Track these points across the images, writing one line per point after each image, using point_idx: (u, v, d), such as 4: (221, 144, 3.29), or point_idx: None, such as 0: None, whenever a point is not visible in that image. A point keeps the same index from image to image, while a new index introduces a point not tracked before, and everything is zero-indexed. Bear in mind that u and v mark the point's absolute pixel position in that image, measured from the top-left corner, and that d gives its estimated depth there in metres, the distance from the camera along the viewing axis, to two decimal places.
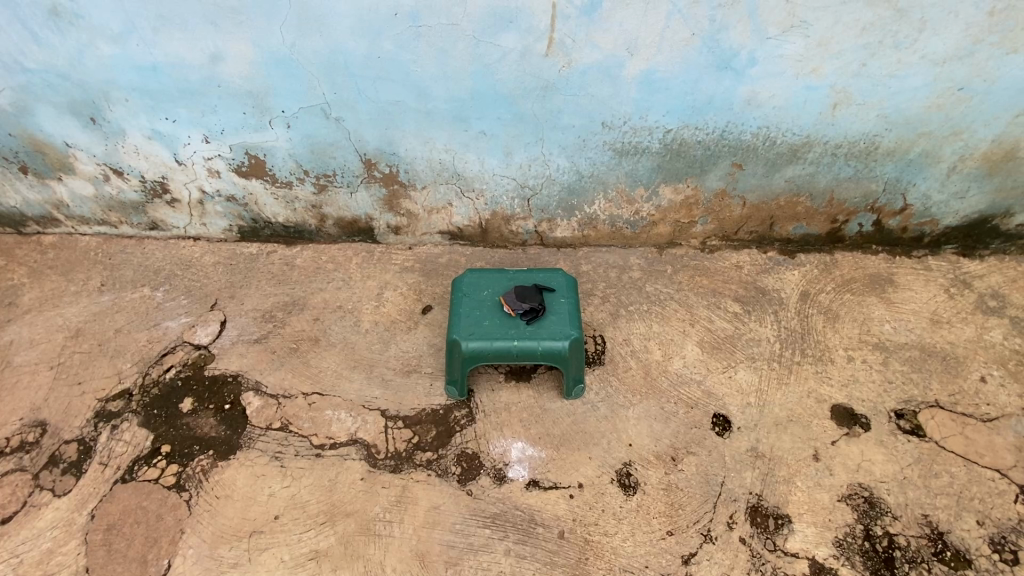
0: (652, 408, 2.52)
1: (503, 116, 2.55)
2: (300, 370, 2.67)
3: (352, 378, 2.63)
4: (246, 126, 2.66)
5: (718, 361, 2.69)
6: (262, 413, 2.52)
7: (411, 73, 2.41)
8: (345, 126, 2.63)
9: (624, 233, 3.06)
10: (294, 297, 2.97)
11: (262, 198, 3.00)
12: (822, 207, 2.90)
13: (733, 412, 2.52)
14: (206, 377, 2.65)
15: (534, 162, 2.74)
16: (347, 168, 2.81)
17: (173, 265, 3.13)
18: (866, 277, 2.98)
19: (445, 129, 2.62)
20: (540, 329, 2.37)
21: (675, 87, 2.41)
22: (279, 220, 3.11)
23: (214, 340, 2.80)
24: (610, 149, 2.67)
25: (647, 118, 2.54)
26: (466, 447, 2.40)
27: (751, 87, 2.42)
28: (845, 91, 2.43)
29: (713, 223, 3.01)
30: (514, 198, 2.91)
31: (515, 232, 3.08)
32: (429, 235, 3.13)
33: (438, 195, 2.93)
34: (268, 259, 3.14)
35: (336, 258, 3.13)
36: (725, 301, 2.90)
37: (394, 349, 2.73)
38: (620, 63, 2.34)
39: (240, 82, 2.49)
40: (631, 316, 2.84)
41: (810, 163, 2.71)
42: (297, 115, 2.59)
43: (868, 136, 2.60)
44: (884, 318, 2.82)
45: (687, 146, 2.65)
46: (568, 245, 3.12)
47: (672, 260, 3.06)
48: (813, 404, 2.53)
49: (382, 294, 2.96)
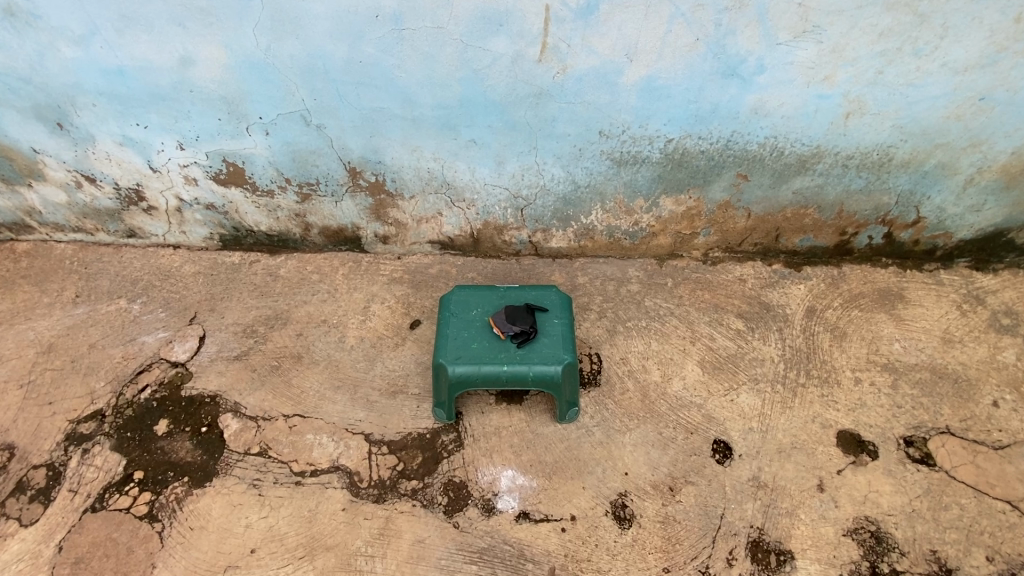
0: (649, 434, 2.41)
1: (494, 123, 2.38)
2: (280, 390, 2.55)
3: (336, 400, 2.51)
4: (221, 133, 2.51)
5: (719, 382, 2.57)
6: (239, 437, 2.40)
7: (394, 78, 2.25)
8: (326, 133, 2.48)
9: (622, 245, 2.93)
10: (277, 311, 2.85)
11: (242, 206, 2.86)
12: (830, 220, 2.75)
13: (735, 439, 2.40)
14: (182, 398, 2.53)
15: (527, 171, 2.58)
16: (330, 176, 2.66)
17: (151, 275, 3.01)
18: (875, 292, 2.86)
19: (433, 137, 2.46)
20: (531, 354, 2.21)
21: (676, 94, 2.23)
22: (261, 228, 2.98)
23: (191, 357, 2.68)
24: (608, 159, 2.50)
25: (646, 127, 2.36)
26: (453, 475, 2.29)
27: (758, 96, 2.22)
28: (860, 100, 2.23)
29: (715, 234, 2.87)
30: (506, 208, 2.77)
31: (508, 242, 2.95)
32: (418, 245, 3.00)
33: (427, 204, 2.78)
34: (251, 269, 3.02)
35: (321, 269, 3.00)
36: (727, 317, 2.79)
37: (379, 368, 2.62)
38: (618, 68, 2.16)
39: (212, 86, 2.33)
40: (628, 332, 2.74)
41: (819, 174, 2.53)
42: (274, 122, 2.44)
43: (882, 147, 2.41)
44: (894, 336, 2.71)
45: (689, 156, 2.47)
46: (564, 256, 2.99)
47: (673, 272, 2.94)
48: (818, 430, 2.42)
49: (369, 308, 2.85)
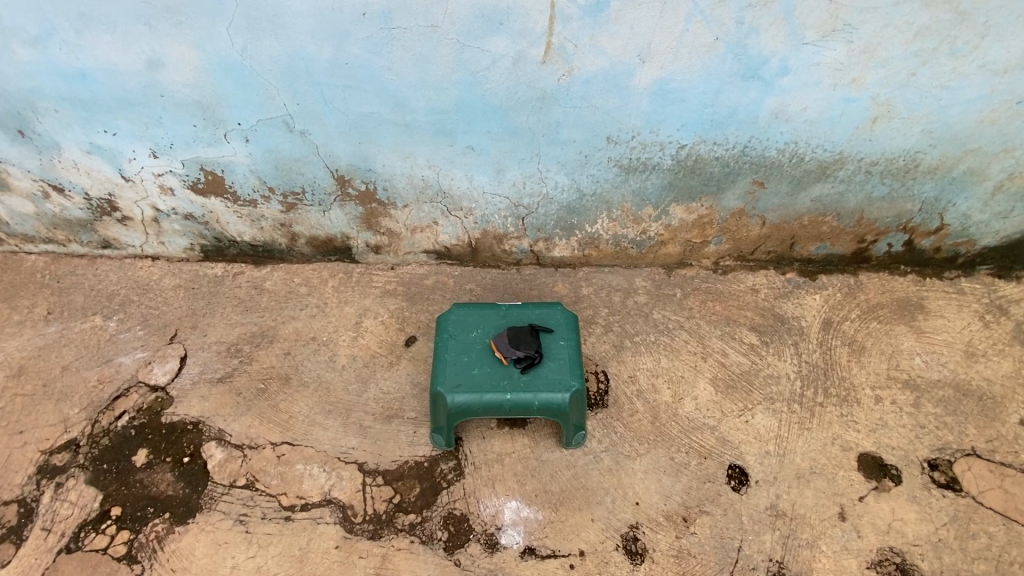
0: (660, 459, 2.28)
1: (493, 129, 2.20)
2: (267, 416, 2.39)
3: (326, 425, 2.36)
4: (197, 140, 2.31)
5: (733, 403, 2.43)
6: (224, 468, 2.25)
7: (384, 81, 2.06)
8: (311, 140, 2.29)
9: (628, 254, 2.77)
10: (263, 328, 2.68)
11: (224, 216, 2.68)
12: (849, 227, 2.60)
13: (751, 464, 2.27)
14: (162, 425, 2.37)
15: (529, 179, 2.40)
16: (317, 185, 2.48)
17: (129, 289, 2.82)
18: (894, 302, 2.73)
19: (427, 144, 2.28)
20: (535, 380, 2.06)
21: (691, 98, 2.05)
22: (245, 239, 2.80)
23: (171, 380, 2.51)
24: (616, 166, 2.33)
25: (657, 133, 2.19)
26: (454, 508, 2.15)
27: (779, 99, 2.06)
28: (889, 103, 2.07)
29: (727, 243, 2.71)
30: (506, 217, 2.60)
31: (508, 252, 2.78)
32: (412, 254, 2.83)
33: (421, 213, 2.60)
34: (234, 282, 2.84)
35: (310, 281, 2.83)
36: (740, 331, 2.65)
37: (373, 390, 2.46)
38: (629, 70, 1.98)
39: (185, 90, 2.14)
40: (636, 348, 2.59)
41: (840, 181, 2.37)
42: (255, 128, 2.25)
43: (909, 153, 2.25)
44: (915, 350, 2.58)
45: (703, 163, 2.31)
46: (567, 266, 2.83)
47: (682, 282, 2.78)
48: (838, 453, 2.30)
49: (361, 324, 2.68)
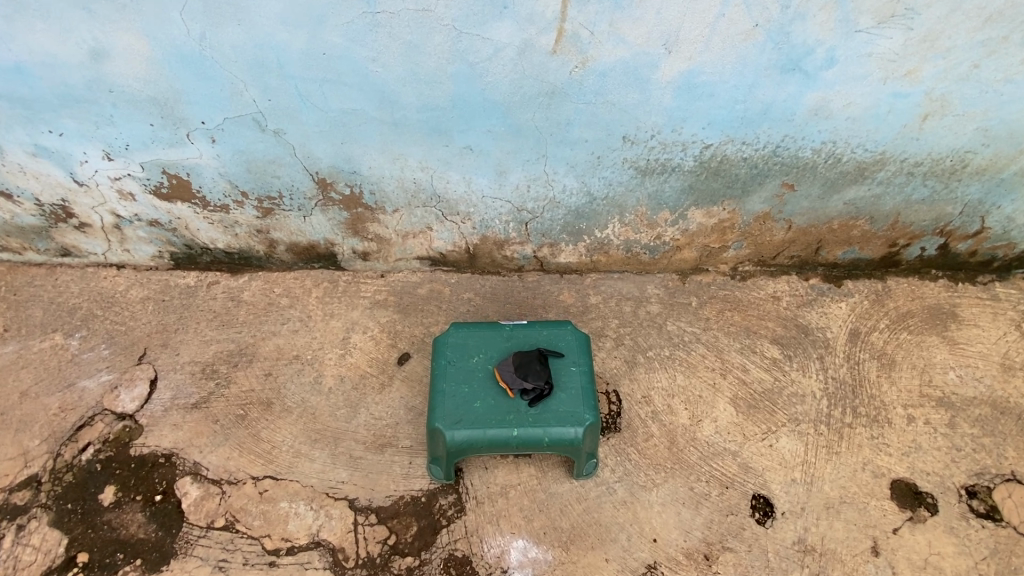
0: (679, 490, 2.10)
1: (494, 128, 1.94)
2: (247, 446, 2.18)
3: (313, 457, 2.15)
4: (156, 140, 2.03)
5: (756, 425, 2.25)
6: (201, 508, 2.04)
7: (369, 74, 1.78)
8: (287, 140, 2.01)
9: (640, 260, 2.54)
10: (241, 345, 2.45)
11: (193, 222, 2.42)
12: (881, 231, 2.40)
13: (776, 493, 2.10)
14: (131, 458, 2.15)
15: (534, 182, 2.15)
16: (295, 188, 2.22)
17: (92, 302, 2.56)
18: (926, 310, 2.53)
19: (419, 144, 2.01)
20: (545, 413, 1.85)
21: (721, 93, 1.81)
22: (218, 246, 2.55)
23: (141, 406, 2.28)
24: (631, 168, 2.09)
25: (680, 131, 1.94)
26: (455, 549, 1.97)
27: (821, 94, 1.83)
28: (943, 99, 1.86)
29: (748, 248, 2.49)
30: (507, 222, 2.35)
31: (509, 258, 2.54)
32: (404, 261, 2.58)
33: (413, 218, 2.35)
34: (209, 293, 2.59)
35: (291, 291, 2.58)
36: (762, 344, 2.44)
37: (363, 416, 2.24)
38: (652, 62, 1.73)
39: (138, 85, 1.85)
40: (650, 364, 2.37)
41: (878, 183, 2.17)
42: (222, 127, 1.97)
43: (958, 153, 2.05)
44: (948, 364, 2.40)
45: (728, 164, 2.07)
46: (573, 272, 2.59)
47: (697, 290, 2.56)
48: (869, 480, 2.13)
49: (349, 339, 2.45)
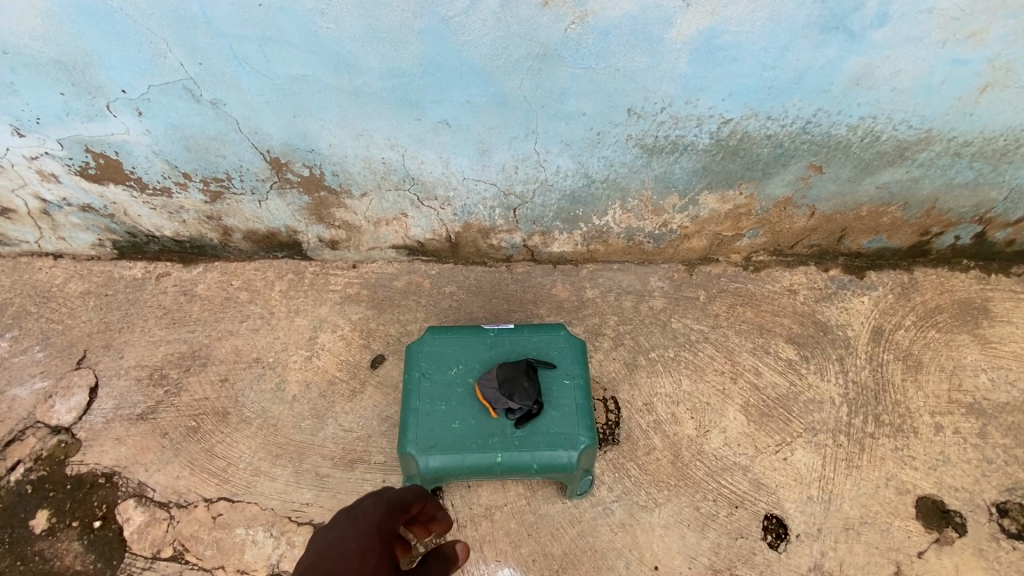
0: (683, 511, 1.88)
1: (474, 98, 1.62)
2: (200, 464, 1.94)
3: (274, 475, 1.91)
4: (72, 113, 1.71)
5: (769, 436, 2.02)
6: (145, 535, 1.82)
7: (318, 32, 1.46)
8: (228, 113, 1.69)
9: (642, 249, 2.26)
10: (194, 346, 2.17)
11: (131, 207, 2.11)
12: (914, 217, 2.14)
13: (790, 513, 1.89)
14: (67, 478, 1.91)
15: (523, 162, 1.84)
16: (245, 169, 1.91)
17: (26, 297, 2.26)
18: (956, 305, 2.28)
19: (385, 118, 1.70)
20: (533, 435, 1.61)
21: (747, 58, 1.51)
22: (165, 233, 2.24)
23: (79, 417, 2.02)
24: (636, 146, 1.79)
25: (696, 103, 1.64)
26: None
27: (866, 59, 1.54)
28: (1008, 66, 1.58)
29: (764, 236, 2.22)
30: (493, 207, 2.05)
31: (496, 247, 2.25)
32: (377, 250, 2.29)
33: (385, 203, 2.04)
34: (158, 287, 2.30)
35: (251, 284, 2.30)
36: (776, 344, 2.20)
37: (330, 428, 2.00)
38: (666, 18, 1.42)
39: (36, 45, 1.52)
40: (653, 367, 2.13)
41: (918, 165, 1.90)
42: (148, 97, 1.65)
43: (1014, 130, 1.79)
44: (979, 366, 2.17)
45: (749, 142, 1.78)
46: (568, 263, 2.32)
47: (706, 283, 2.30)
48: (892, 497, 1.93)
49: (316, 340, 2.18)
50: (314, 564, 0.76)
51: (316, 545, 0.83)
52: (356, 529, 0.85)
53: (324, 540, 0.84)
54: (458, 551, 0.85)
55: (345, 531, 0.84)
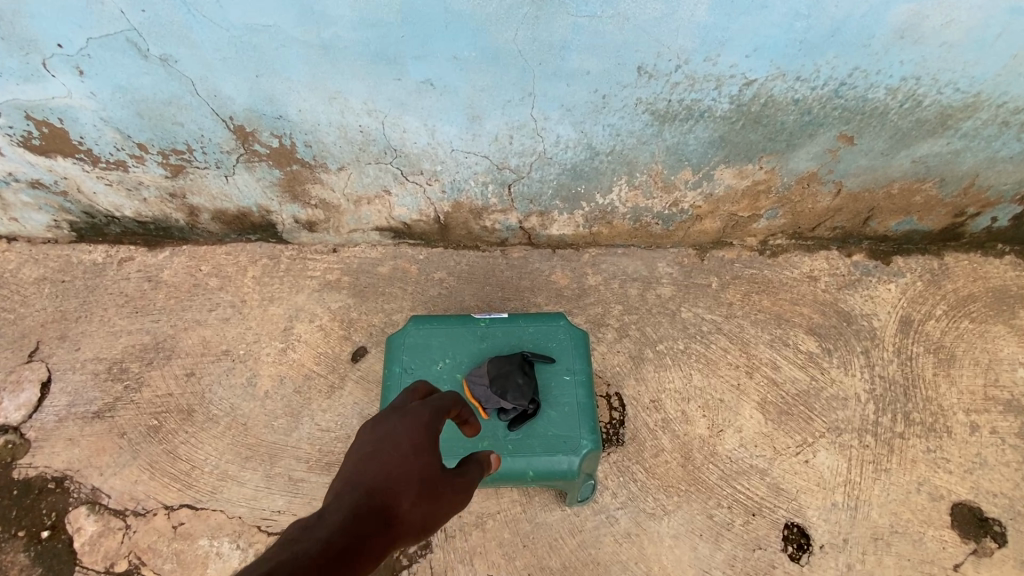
0: (694, 519, 1.71)
1: (462, 53, 1.42)
2: (161, 467, 1.75)
3: (243, 479, 1.73)
4: (5, 72, 1.51)
5: (788, 436, 1.84)
6: (98, 547, 1.64)
7: None
8: (182, 72, 1.49)
9: (650, 231, 2.07)
10: (157, 338, 1.98)
11: (85, 183, 1.90)
12: (949, 196, 1.95)
13: (813, 522, 1.72)
14: (14, 483, 1.72)
15: (518, 131, 1.64)
16: (206, 139, 1.70)
17: None
18: (990, 293, 2.09)
19: (361, 78, 1.49)
20: (529, 438, 1.43)
21: (778, 4, 1.30)
22: (125, 213, 2.04)
23: (29, 416, 1.83)
24: (646, 112, 1.58)
25: (716, 61, 1.44)
26: None
27: (914, 6, 1.33)
28: None
29: (783, 217, 2.02)
30: (485, 184, 1.85)
31: (489, 229, 2.05)
32: (360, 233, 2.08)
33: (365, 178, 1.84)
34: (120, 273, 2.10)
35: (222, 270, 2.10)
36: (796, 335, 2.01)
37: (305, 428, 1.81)
38: None
39: None
40: (661, 361, 1.94)
41: (961, 135, 1.70)
42: (89, 53, 1.45)
43: None
44: (1017, 359, 1.98)
45: (774, 107, 1.57)
46: (568, 247, 2.12)
47: (719, 269, 2.10)
48: (925, 504, 1.75)
49: (292, 330, 1.99)
50: (369, 457, 0.74)
51: (371, 426, 0.79)
52: (409, 423, 0.79)
53: (377, 424, 0.79)
54: (492, 460, 0.85)
55: (395, 421, 0.79)
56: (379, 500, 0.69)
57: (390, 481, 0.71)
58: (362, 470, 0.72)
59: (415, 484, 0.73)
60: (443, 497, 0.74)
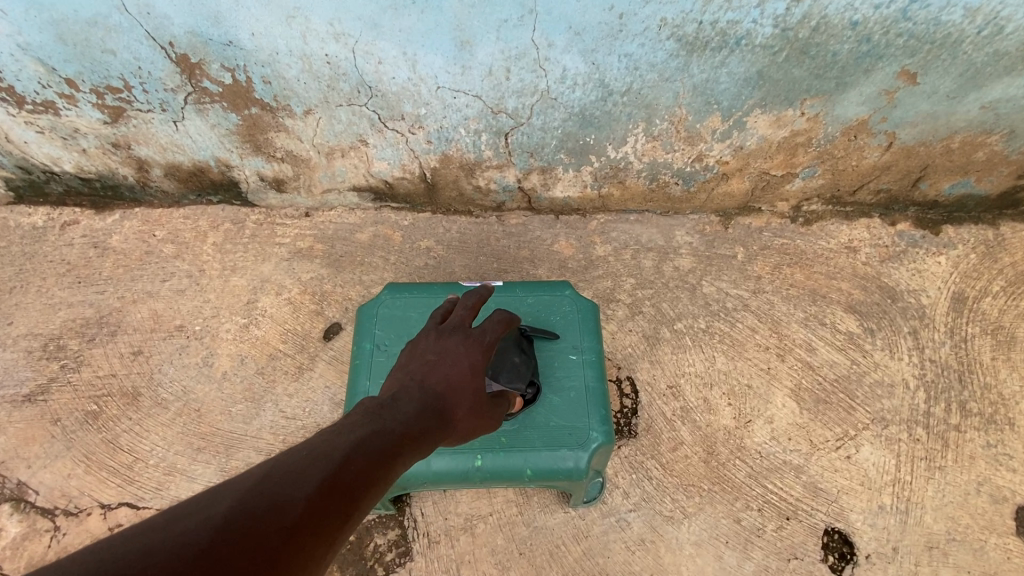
0: (719, 524, 1.47)
1: None
2: (99, 459, 1.51)
3: (194, 474, 1.49)
4: None
5: (827, 428, 1.59)
6: (22, 551, 1.40)
7: None
8: None
9: (667, 193, 1.80)
10: (101, 311, 1.72)
11: (13, 130, 1.64)
12: (1017, 151, 1.67)
13: (857, 527, 1.48)
14: None
15: (516, 62, 1.37)
16: (145, 72, 1.43)
17: None
18: None
19: None
20: (526, 429, 1.18)
21: None
22: (65, 168, 1.77)
23: None
24: (671, 38, 1.31)
25: None
26: None
27: None
28: None
29: (822, 177, 1.75)
30: (478, 132, 1.58)
31: (483, 190, 1.79)
32: (335, 194, 1.82)
33: (337, 125, 1.57)
34: (62, 238, 1.83)
35: (178, 236, 1.84)
36: (834, 313, 1.75)
37: (268, 416, 1.56)
38: None
39: None
40: (679, 341, 1.68)
41: None
42: None
43: None
44: None
45: (826, 33, 1.30)
46: (573, 212, 1.85)
47: (745, 238, 1.84)
48: (987, 508, 1.51)
49: (256, 304, 1.73)
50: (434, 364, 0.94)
51: (438, 342, 0.98)
52: (468, 346, 0.99)
53: (443, 339, 0.99)
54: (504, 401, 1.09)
55: (460, 344, 0.98)
56: (442, 400, 0.88)
57: (451, 391, 0.90)
58: (427, 373, 0.92)
59: (468, 398, 0.92)
60: (481, 416, 0.95)
